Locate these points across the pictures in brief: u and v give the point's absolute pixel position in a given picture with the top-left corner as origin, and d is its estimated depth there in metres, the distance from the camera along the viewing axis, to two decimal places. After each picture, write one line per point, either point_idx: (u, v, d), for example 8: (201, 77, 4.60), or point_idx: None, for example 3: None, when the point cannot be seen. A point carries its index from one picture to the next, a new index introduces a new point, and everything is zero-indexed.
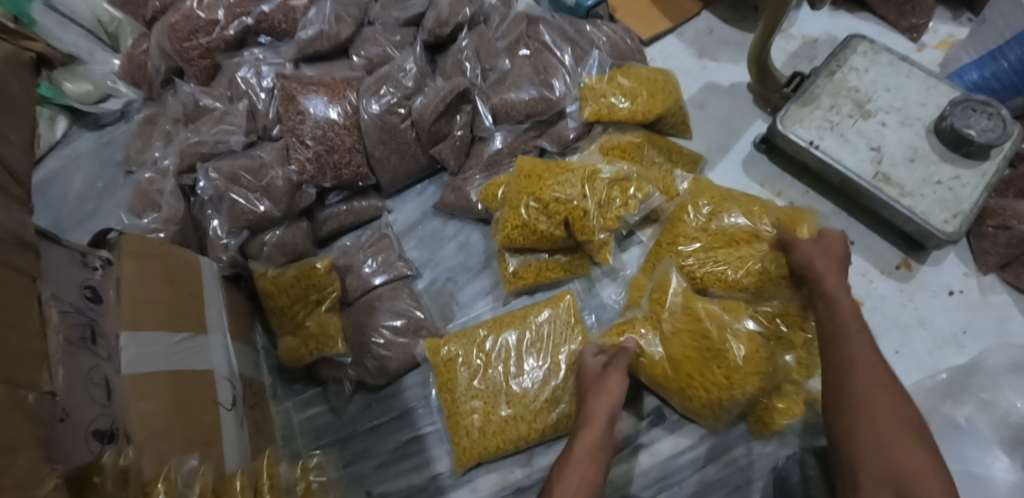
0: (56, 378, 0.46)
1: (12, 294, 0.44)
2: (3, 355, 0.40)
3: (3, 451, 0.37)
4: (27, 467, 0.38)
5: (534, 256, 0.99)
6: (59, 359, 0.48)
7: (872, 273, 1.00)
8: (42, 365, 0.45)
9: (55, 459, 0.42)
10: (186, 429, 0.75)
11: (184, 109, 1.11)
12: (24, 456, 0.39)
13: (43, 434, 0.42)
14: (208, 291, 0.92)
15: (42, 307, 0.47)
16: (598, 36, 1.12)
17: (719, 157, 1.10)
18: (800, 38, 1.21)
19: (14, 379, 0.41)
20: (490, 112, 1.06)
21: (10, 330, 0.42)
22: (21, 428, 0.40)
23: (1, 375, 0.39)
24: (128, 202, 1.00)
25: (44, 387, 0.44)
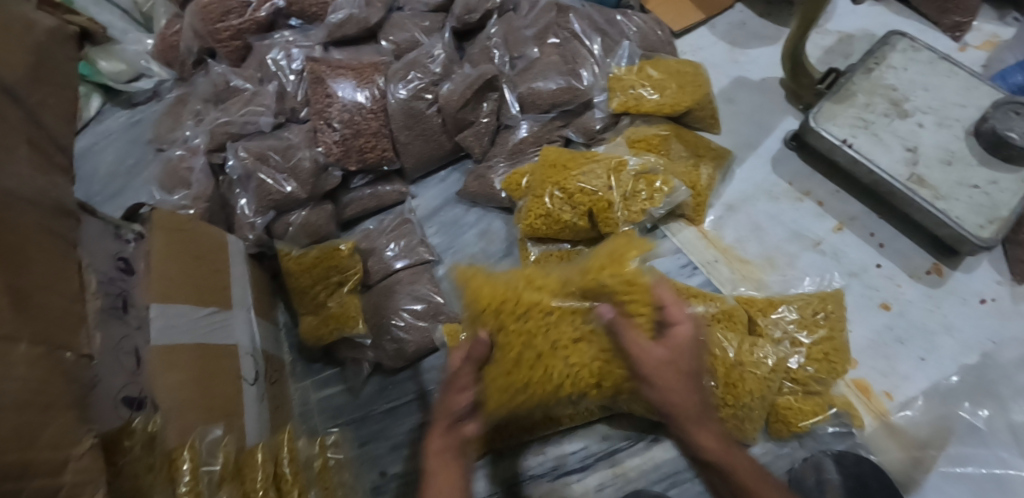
0: (93, 342, 0.47)
1: (53, 258, 0.45)
2: (43, 317, 0.41)
3: (41, 410, 0.38)
4: (63, 426, 0.39)
5: (556, 246, 0.98)
6: (95, 325, 0.49)
7: (900, 277, 0.97)
8: (80, 327, 0.45)
9: (90, 420, 0.43)
10: (210, 401, 0.77)
11: (215, 89, 1.13)
12: (60, 415, 0.40)
13: (78, 395, 0.42)
14: (233, 268, 0.94)
15: (81, 273, 0.48)
16: (628, 26, 1.10)
17: (746, 152, 1.07)
18: (837, 34, 1.18)
19: (52, 339, 0.42)
20: (517, 100, 1.06)
21: (50, 292, 0.43)
22: (58, 387, 0.41)
23: (41, 335, 0.40)
24: (159, 178, 1.02)
25: (82, 349, 0.44)
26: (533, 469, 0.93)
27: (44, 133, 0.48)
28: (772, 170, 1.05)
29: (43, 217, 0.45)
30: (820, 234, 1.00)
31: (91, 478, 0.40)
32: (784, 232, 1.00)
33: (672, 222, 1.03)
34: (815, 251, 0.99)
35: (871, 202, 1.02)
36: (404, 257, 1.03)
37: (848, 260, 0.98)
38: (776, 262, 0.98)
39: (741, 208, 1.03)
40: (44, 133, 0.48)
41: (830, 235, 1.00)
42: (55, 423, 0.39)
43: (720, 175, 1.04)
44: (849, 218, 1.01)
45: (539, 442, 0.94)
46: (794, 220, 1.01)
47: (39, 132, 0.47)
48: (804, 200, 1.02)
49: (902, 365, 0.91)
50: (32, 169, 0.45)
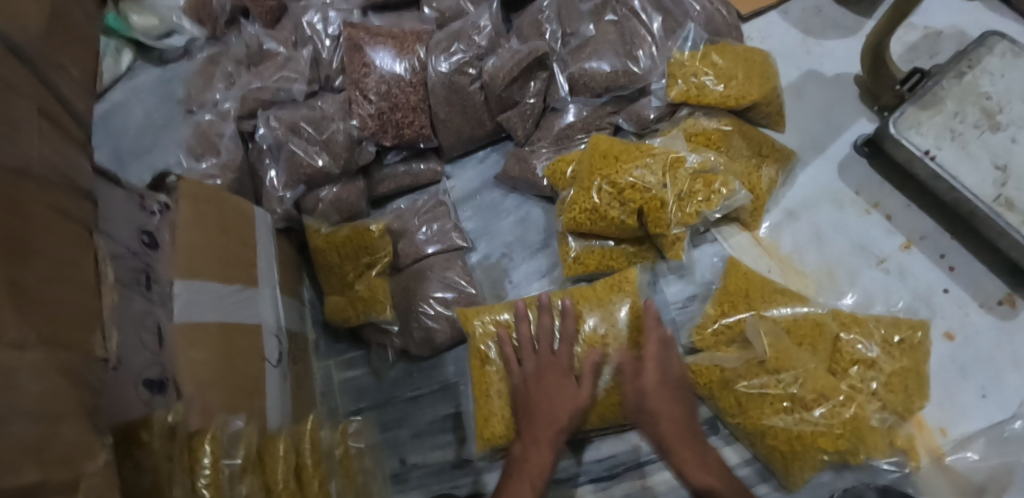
0: (110, 340, 0.43)
1: (67, 251, 0.41)
2: (54, 318, 0.37)
3: (49, 422, 0.35)
4: (76, 438, 0.36)
5: (598, 242, 0.92)
6: (114, 319, 0.46)
7: (968, 304, 0.87)
8: (95, 325, 0.42)
9: (105, 429, 0.40)
10: (233, 384, 0.74)
11: (248, 51, 1.07)
12: (74, 426, 0.36)
13: (93, 403, 0.39)
14: (260, 242, 0.90)
15: (98, 263, 0.44)
16: (694, 5, 1.00)
17: (811, 155, 0.98)
18: (922, 29, 1.05)
19: (60, 342, 0.37)
20: (568, 81, 0.98)
21: (63, 288, 0.39)
22: (71, 397, 0.37)
23: (51, 338, 0.37)
24: (187, 143, 0.98)
25: (97, 352, 0.41)
26: (558, 473, 0.89)
27: (60, 103, 0.43)
28: (837, 175, 0.97)
29: (59, 200, 0.41)
30: (884, 252, 0.91)
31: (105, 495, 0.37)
32: (846, 245, 0.92)
33: (724, 225, 0.95)
34: (878, 269, 0.90)
35: (944, 219, 0.92)
36: (437, 242, 0.98)
37: (913, 282, 0.89)
38: (835, 277, 0.91)
39: (801, 216, 0.95)
40: (61, 104, 0.43)
41: (896, 253, 0.91)
42: (67, 435, 0.35)
43: (782, 177, 0.95)
44: (919, 236, 0.91)
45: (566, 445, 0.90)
46: (859, 233, 0.93)
47: (52, 103, 0.42)
48: (869, 213, 0.94)
49: (963, 399, 0.83)
50: (47, 146, 0.40)
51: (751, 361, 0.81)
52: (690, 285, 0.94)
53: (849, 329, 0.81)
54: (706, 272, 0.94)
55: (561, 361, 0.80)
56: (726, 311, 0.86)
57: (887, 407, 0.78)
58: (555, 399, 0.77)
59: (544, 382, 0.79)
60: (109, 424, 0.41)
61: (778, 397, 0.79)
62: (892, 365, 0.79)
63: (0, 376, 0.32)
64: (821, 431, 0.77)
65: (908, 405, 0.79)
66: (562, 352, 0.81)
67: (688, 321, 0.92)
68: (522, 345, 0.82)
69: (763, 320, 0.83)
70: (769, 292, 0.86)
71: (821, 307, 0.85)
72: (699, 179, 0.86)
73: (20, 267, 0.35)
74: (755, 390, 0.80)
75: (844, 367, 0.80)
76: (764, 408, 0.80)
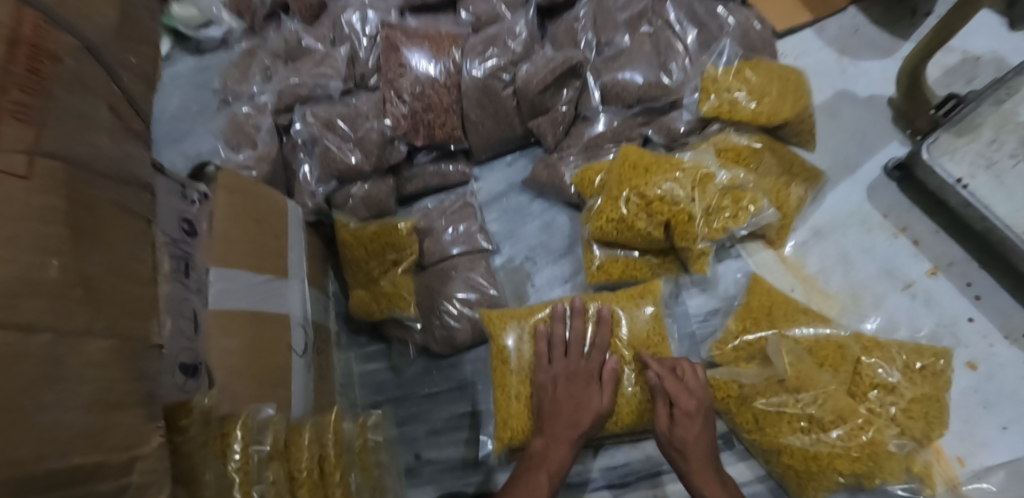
0: (162, 327, 0.45)
1: (128, 242, 0.42)
2: (116, 308, 0.39)
3: (110, 410, 0.37)
4: (132, 426, 0.38)
5: (623, 252, 0.93)
6: (164, 305, 0.48)
7: (993, 336, 0.86)
8: (151, 314, 0.43)
9: (158, 414, 0.42)
10: (260, 372, 0.77)
11: (286, 46, 1.09)
12: (130, 414, 0.38)
13: (148, 390, 0.41)
14: (291, 234, 0.92)
15: (154, 252, 0.45)
16: (730, 20, 1.00)
17: (841, 176, 0.98)
18: (961, 54, 1.04)
19: (128, 332, 0.40)
20: (600, 90, 1.00)
21: (124, 279, 0.41)
22: (129, 385, 0.39)
23: (116, 328, 0.38)
24: (223, 133, 1.00)
25: (154, 339, 0.43)
26: (570, 477, 0.90)
27: (126, 97, 0.44)
28: (865, 197, 0.96)
29: (124, 192, 0.42)
30: (910, 276, 0.91)
31: (157, 477, 0.39)
32: (872, 268, 0.92)
33: (750, 241, 0.96)
34: (903, 294, 0.90)
35: (974, 247, 0.91)
36: (461, 243, 1.00)
37: (938, 309, 0.89)
38: (860, 300, 0.91)
39: (828, 236, 0.95)
40: (128, 99, 0.45)
41: (923, 279, 0.91)
42: (124, 421, 0.38)
43: (810, 196, 0.95)
44: (946, 264, 0.91)
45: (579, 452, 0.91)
46: (886, 256, 0.93)
47: (121, 99, 0.44)
48: (896, 237, 0.93)
49: (983, 430, 0.83)
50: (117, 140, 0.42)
51: (770, 376, 0.82)
52: (713, 298, 0.94)
53: (871, 353, 0.82)
54: (729, 287, 0.94)
55: (589, 366, 0.85)
56: (748, 327, 0.87)
57: (907, 436, 0.78)
58: (581, 402, 0.81)
59: (570, 385, 0.83)
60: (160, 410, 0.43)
61: (795, 415, 0.79)
62: (913, 392, 0.79)
63: (63, 360, 0.33)
64: (838, 454, 0.77)
65: (927, 433, 0.79)
66: (591, 358, 0.86)
67: (708, 336, 0.92)
68: (552, 347, 0.87)
69: (784, 338, 0.83)
70: (792, 311, 0.87)
71: (845, 329, 0.85)
72: (728, 195, 0.87)
73: (90, 261, 0.37)
74: (773, 408, 0.81)
75: (863, 391, 0.80)
76: (781, 426, 0.80)
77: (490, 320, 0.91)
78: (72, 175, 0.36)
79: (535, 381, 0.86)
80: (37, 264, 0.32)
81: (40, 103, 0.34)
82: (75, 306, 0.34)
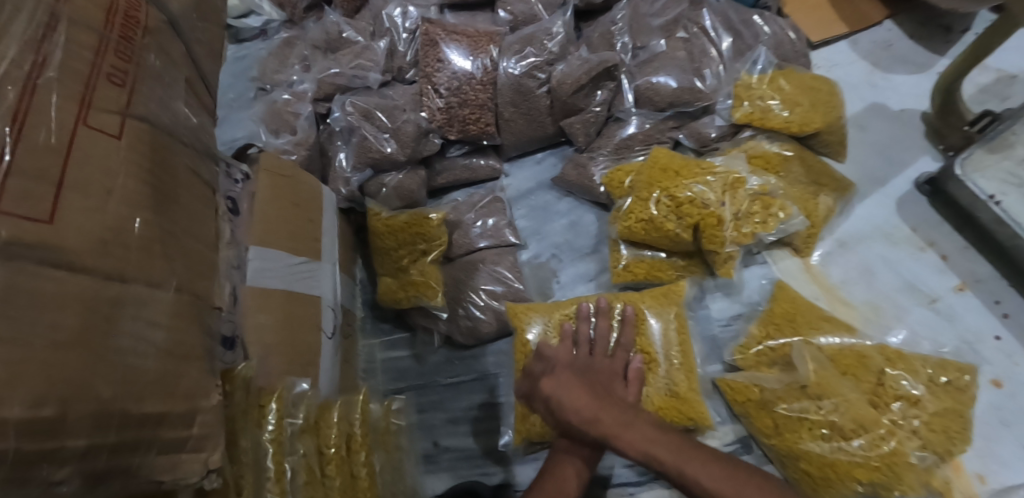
0: (220, 291, 0.48)
1: (195, 207, 0.44)
2: (184, 266, 0.41)
3: (177, 363, 0.39)
4: (195, 380, 0.41)
5: (649, 253, 0.95)
6: (221, 272, 0.50)
7: (1020, 355, 0.86)
8: (213, 278, 0.46)
9: (216, 373, 0.44)
10: (292, 350, 0.79)
11: (327, 37, 1.12)
12: (194, 368, 0.41)
13: (209, 348, 0.43)
14: (326, 220, 0.94)
15: (216, 219, 0.48)
16: (764, 29, 1.01)
17: (870, 188, 0.99)
18: (996, 72, 1.04)
19: (194, 290, 0.42)
20: (634, 93, 1.01)
21: (192, 241, 0.43)
22: (195, 340, 0.42)
23: (185, 286, 0.41)
24: (263, 119, 1.03)
25: (214, 300, 0.45)
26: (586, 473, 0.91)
27: (197, 72, 0.47)
28: (895, 211, 0.97)
29: (192, 160, 0.45)
30: (936, 292, 0.91)
31: (213, 432, 0.42)
32: (898, 281, 0.92)
33: (776, 248, 0.96)
34: (929, 309, 0.90)
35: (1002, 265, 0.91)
36: (489, 236, 1.01)
37: (964, 325, 0.89)
38: (884, 313, 0.91)
39: (854, 248, 0.95)
40: (199, 73, 0.47)
41: (949, 294, 0.90)
42: (189, 376, 0.40)
43: (839, 207, 0.96)
44: (973, 281, 0.91)
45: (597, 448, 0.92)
46: (913, 271, 0.93)
47: (194, 74, 0.46)
48: (924, 251, 0.93)
49: (1005, 450, 0.82)
50: (189, 111, 0.45)
51: (791, 383, 0.82)
52: (736, 303, 0.95)
53: (895, 365, 0.81)
54: (753, 293, 0.95)
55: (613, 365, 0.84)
56: (772, 334, 0.87)
57: (928, 451, 0.78)
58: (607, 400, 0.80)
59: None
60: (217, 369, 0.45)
61: (815, 421, 0.80)
62: (935, 406, 0.79)
63: (135, 307, 0.36)
64: (856, 464, 0.77)
65: (948, 448, 0.78)
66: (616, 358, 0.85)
67: (731, 340, 0.93)
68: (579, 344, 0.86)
69: (808, 345, 0.83)
70: (818, 322, 0.87)
71: (869, 340, 0.85)
72: (757, 201, 0.87)
73: (165, 216, 0.40)
74: (792, 414, 0.81)
75: (886, 402, 0.80)
76: (799, 432, 0.80)
77: (515, 314, 0.92)
78: (155, 138, 0.39)
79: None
80: (125, 214, 0.36)
81: (132, 70, 0.38)
82: (152, 256, 0.38)
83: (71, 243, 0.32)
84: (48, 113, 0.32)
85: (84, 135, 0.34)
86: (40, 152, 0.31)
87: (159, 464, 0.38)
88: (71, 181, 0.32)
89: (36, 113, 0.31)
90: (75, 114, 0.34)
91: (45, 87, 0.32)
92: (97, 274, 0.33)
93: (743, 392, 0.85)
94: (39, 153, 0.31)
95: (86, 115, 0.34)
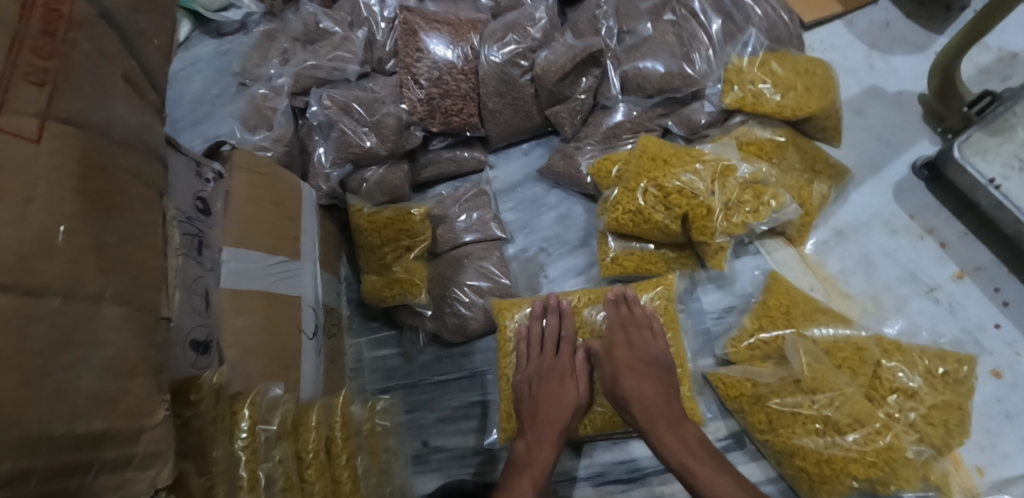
0: (174, 301, 0.45)
1: (138, 212, 0.42)
2: (123, 275, 0.39)
3: (118, 379, 0.37)
4: (141, 396, 0.38)
5: (639, 245, 0.92)
6: (177, 280, 0.48)
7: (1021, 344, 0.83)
8: (162, 286, 0.43)
9: (167, 387, 0.42)
10: (272, 352, 0.77)
11: (305, 29, 1.09)
12: (139, 384, 0.39)
13: (158, 362, 0.41)
14: (306, 217, 0.92)
15: (166, 224, 0.45)
16: (756, 10, 0.98)
17: (867, 174, 0.95)
18: (997, 51, 1.00)
19: (136, 301, 0.40)
20: (620, 80, 0.97)
21: (136, 248, 0.41)
22: (141, 356, 0.39)
23: (124, 297, 0.39)
24: (241, 114, 1.00)
25: (163, 311, 0.43)
26: (578, 472, 0.89)
27: (141, 67, 0.44)
28: (892, 197, 0.94)
29: (134, 162, 0.42)
30: (936, 280, 0.88)
31: (162, 451, 0.39)
32: (896, 270, 0.89)
33: (769, 238, 0.93)
34: (927, 298, 0.87)
35: (1002, 251, 0.88)
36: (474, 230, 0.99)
37: (964, 315, 0.86)
38: (882, 303, 0.88)
39: (851, 236, 0.92)
40: (143, 69, 0.44)
41: (948, 283, 0.88)
42: (132, 394, 0.38)
43: (834, 194, 0.93)
44: (973, 269, 0.88)
45: (588, 445, 0.90)
46: (911, 258, 0.90)
47: (137, 70, 0.43)
48: (921, 239, 0.90)
49: (1006, 442, 0.80)
50: (129, 109, 0.42)
51: (786, 377, 0.80)
52: (729, 295, 0.92)
53: (893, 357, 0.79)
54: (747, 285, 0.92)
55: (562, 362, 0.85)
56: (765, 327, 0.85)
57: (926, 445, 0.75)
58: (560, 395, 0.82)
59: (546, 382, 0.83)
60: (170, 383, 0.43)
61: (809, 416, 0.78)
62: (934, 399, 0.77)
63: (63, 324, 0.33)
64: (851, 459, 0.75)
65: (947, 441, 0.76)
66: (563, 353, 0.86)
67: (724, 334, 0.90)
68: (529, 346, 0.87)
69: (803, 338, 0.81)
70: (813, 314, 0.84)
71: (864, 331, 0.83)
72: (748, 190, 0.85)
73: (99, 224, 0.37)
74: (786, 408, 0.79)
75: (882, 395, 0.78)
76: (793, 427, 0.78)
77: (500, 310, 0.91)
78: (86, 140, 0.37)
79: (516, 381, 0.87)
80: (49, 224, 0.33)
81: (53, 67, 0.35)
82: (87, 267, 0.35)
83: None
84: None
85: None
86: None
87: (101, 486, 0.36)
88: None
89: None
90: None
91: None
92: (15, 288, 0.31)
93: (735, 386, 0.83)
94: None
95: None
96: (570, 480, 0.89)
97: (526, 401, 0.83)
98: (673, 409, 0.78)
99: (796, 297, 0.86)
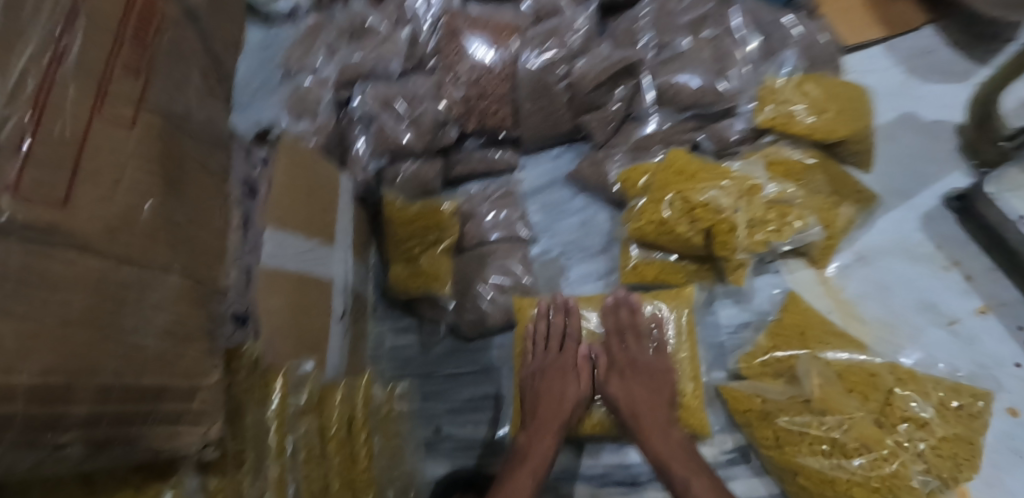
0: (226, 277, 0.49)
1: (201, 194, 0.46)
2: (186, 251, 0.43)
3: (176, 344, 0.41)
4: (196, 360, 0.43)
5: (660, 255, 0.93)
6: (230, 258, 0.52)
7: None
8: (218, 263, 0.48)
9: (218, 353, 0.46)
10: (302, 332, 0.81)
11: (352, 24, 1.13)
12: (194, 349, 0.43)
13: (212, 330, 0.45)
14: (341, 205, 0.97)
15: (225, 206, 0.50)
16: (795, 30, 0.98)
17: (896, 201, 0.95)
18: None
19: (196, 275, 0.44)
20: (655, 88, 0.99)
21: (198, 227, 0.45)
22: (197, 324, 0.43)
23: (188, 270, 0.43)
24: (285, 103, 1.04)
25: (219, 285, 0.47)
26: (582, 470, 0.92)
27: (213, 63, 0.48)
28: (920, 226, 0.93)
29: (199, 148, 0.46)
30: (956, 314, 0.88)
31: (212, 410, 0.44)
32: (916, 299, 0.89)
33: (791, 258, 0.94)
34: (946, 331, 0.87)
35: None
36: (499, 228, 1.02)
37: (982, 350, 0.86)
38: (898, 331, 0.88)
39: (874, 261, 0.92)
40: (215, 64, 0.48)
41: (970, 317, 0.87)
42: (188, 357, 0.42)
43: (859, 219, 0.93)
44: (998, 305, 0.87)
45: (594, 446, 0.92)
46: (933, 289, 0.89)
47: (208, 64, 0.47)
48: (947, 271, 0.90)
49: (1014, 480, 0.80)
50: (199, 100, 0.46)
51: (796, 398, 0.81)
52: (745, 311, 0.93)
53: (906, 386, 0.80)
54: (764, 303, 0.92)
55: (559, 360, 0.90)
56: (780, 344, 0.86)
57: (931, 477, 0.76)
58: (560, 393, 0.87)
59: (547, 380, 0.88)
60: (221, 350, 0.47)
61: (816, 437, 0.79)
62: (944, 431, 0.77)
63: (140, 289, 0.38)
64: (853, 483, 0.76)
65: (954, 474, 0.76)
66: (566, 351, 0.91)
67: (737, 349, 0.91)
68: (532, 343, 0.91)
69: (815, 360, 0.82)
70: (828, 337, 0.85)
71: (879, 359, 0.83)
72: (773, 209, 0.86)
73: (170, 204, 0.41)
74: (795, 427, 0.80)
75: (892, 422, 0.78)
76: (798, 446, 0.79)
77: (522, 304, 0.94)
78: (167, 129, 0.41)
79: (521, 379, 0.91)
80: (134, 202, 0.38)
81: (146, 63, 0.40)
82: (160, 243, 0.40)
83: (83, 227, 0.33)
84: (66, 102, 0.33)
85: (97, 128, 0.35)
86: (56, 144, 0.32)
87: (160, 435, 0.40)
88: (86, 169, 0.34)
89: (55, 103, 0.33)
90: (90, 106, 0.35)
91: (64, 81, 0.34)
92: (106, 258, 0.35)
93: (741, 400, 0.85)
94: (58, 142, 0.32)
95: (101, 107, 0.36)
96: (574, 477, 0.92)
97: (533, 396, 0.88)
98: (661, 415, 0.82)
99: (812, 319, 0.87)
